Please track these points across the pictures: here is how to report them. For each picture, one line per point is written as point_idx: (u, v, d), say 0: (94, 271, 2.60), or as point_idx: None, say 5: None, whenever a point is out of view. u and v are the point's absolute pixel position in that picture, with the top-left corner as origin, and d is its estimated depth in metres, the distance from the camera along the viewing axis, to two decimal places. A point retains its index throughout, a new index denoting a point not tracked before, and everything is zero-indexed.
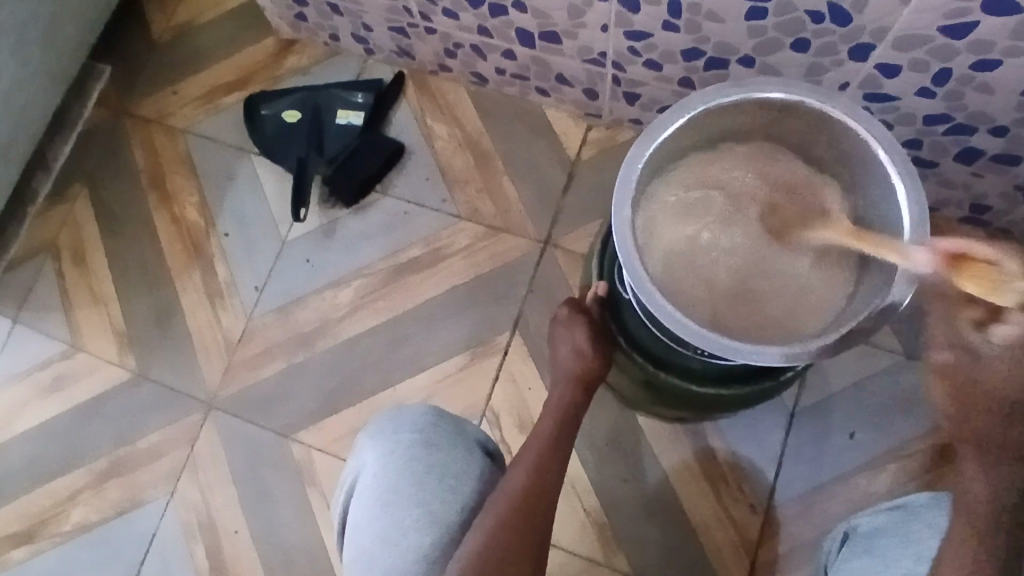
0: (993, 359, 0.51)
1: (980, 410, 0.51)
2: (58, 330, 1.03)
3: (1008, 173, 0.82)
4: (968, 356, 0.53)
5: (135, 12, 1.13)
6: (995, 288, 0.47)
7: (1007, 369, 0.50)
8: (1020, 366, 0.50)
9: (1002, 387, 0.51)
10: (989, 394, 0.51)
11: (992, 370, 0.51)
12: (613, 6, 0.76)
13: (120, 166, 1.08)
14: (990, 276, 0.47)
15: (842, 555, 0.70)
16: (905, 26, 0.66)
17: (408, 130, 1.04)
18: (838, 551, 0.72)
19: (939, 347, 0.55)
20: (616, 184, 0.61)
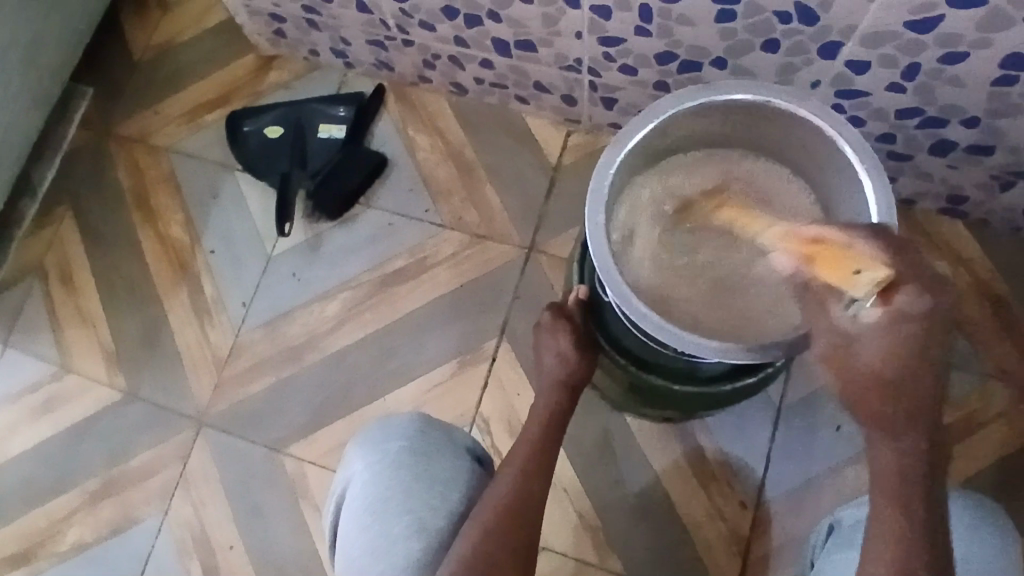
0: (872, 342, 0.54)
1: (863, 392, 0.54)
2: (47, 351, 1.03)
3: (982, 164, 0.84)
4: (847, 345, 0.55)
5: (115, 32, 1.14)
6: (848, 280, 0.52)
7: (883, 350, 0.53)
8: (893, 346, 0.53)
9: (882, 368, 0.53)
10: (865, 376, 0.54)
11: (870, 354, 0.54)
12: (586, 13, 0.77)
13: (105, 187, 1.09)
14: (846, 266, 0.53)
15: (826, 549, 0.70)
16: (871, 24, 0.67)
17: (389, 142, 1.05)
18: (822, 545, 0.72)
19: (819, 332, 0.57)
20: (589, 190, 0.62)
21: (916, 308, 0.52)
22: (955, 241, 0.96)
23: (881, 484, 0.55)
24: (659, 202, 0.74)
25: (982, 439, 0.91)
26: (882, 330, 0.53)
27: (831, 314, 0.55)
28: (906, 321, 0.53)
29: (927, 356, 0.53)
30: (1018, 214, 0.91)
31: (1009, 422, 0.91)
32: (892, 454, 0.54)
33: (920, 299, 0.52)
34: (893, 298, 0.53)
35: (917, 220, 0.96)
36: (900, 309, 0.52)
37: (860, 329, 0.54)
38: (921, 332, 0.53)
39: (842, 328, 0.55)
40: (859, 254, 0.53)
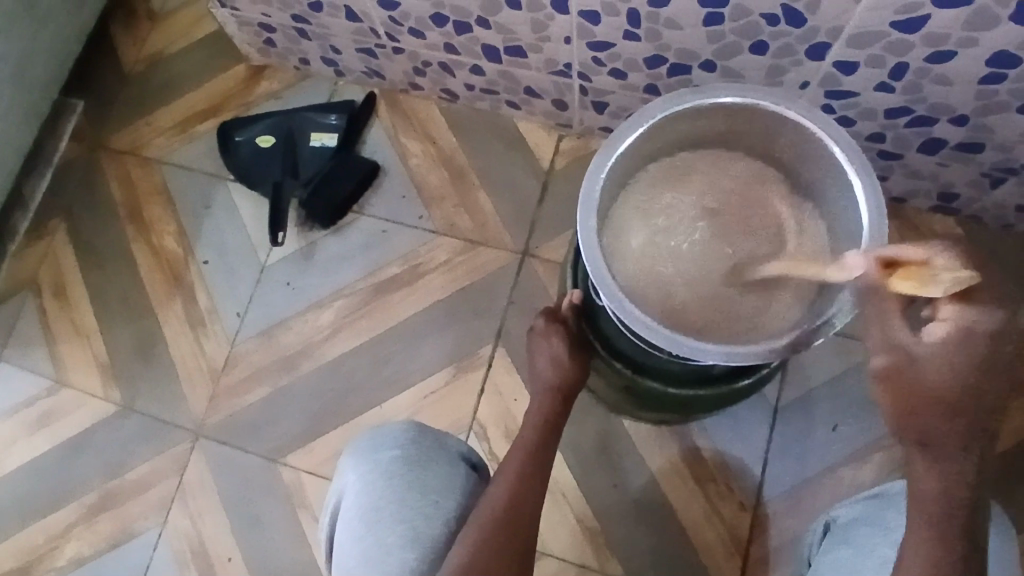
0: (933, 359, 0.50)
1: (923, 411, 0.50)
2: (42, 365, 1.03)
3: (972, 161, 0.84)
4: (910, 362, 0.51)
5: (105, 45, 1.14)
6: (926, 282, 0.48)
7: (945, 368, 0.50)
8: (960, 362, 0.49)
9: (946, 386, 0.50)
10: (927, 396, 0.50)
11: (934, 370, 0.50)
12: (574, 18, 0.77)
13: (97, 200, 1.08)
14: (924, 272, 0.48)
15: (822, 547, 0.70)
16: (857, 24, 0.67)
17: (381, 149, 1.05)
18: (819, 542, 0.72)
19: (877, 348, 0.52)
20: (580, 196, 0.62)
21: (981, 323, 0.49)
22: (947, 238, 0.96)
23: (926, 507, 0.52)
24: (649, 204, 0.74)
25: None
26: (948, 347, 0.50)
27: (895, 330, 0.51)
28: (974, 335, 0.49)
29: (990, 377, 0.50)
30: (1009, 210, 0.91)
31: (1006, 418, 0.91)
32: (938, 477, 0.51)
33: (988, 313, 0.49)
34: (959, 310, 0.49)
35: (908, 219, 0.97)
36: (967, 322, 0.49)
37: (923, 347, 0.50)
38: (988, 348, 0.49)
39: (906, 345, 0.51)
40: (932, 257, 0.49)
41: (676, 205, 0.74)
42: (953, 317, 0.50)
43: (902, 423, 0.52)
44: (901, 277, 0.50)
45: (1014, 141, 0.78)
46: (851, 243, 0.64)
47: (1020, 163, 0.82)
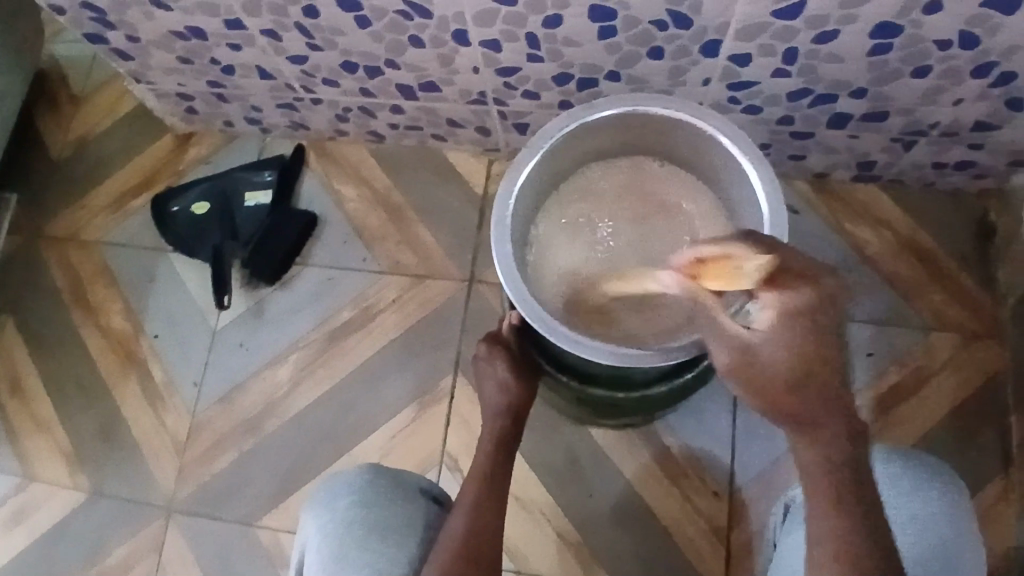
0: (766, 345, 0.49)
1: (773, 395, 0.50)
2: (9, 464, 1.01)
3: (881, 129, 0.87)
4: (746, 354, 0.51)
5: (30, 134, 1.13)
6: (733, 279, 0.50)
7: (780, 351, 0.49)
8: (788, 344, 0.49)
9: (781, 366, 0.49)
10: (773, 379, 0.49)
11: (768, 355, 0.49)
12: (478, 49, 0.79)
13: (41, 289, 1.07)
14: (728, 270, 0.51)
15: (784, 529, 0.71)
16: (742, 18, 0.70)
17: (317, 199, 1.06)
18: (780, 525, 0.73)
19: (720, 346, 0.53)
20: (493, 223, 0.66)
21: (800, 301, 0.49)
22: (873, 204, 0.99)
23: (812, 486, 0.51)
24: (567, 223, 0.80)
25: (934, 390, 0.93)
26: (777, 330, 0.49)
27: (725, 326, 0.52)
28: (799, 313, 0.49)
29: (829, 350, 0.49)
30: (926, 169, 0.94)
31: (956, 368, 0.94)
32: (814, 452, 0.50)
33: (804, 288, 0.49)
34: (775, 294, 0.49)
35: (834, 191, 1.00)
36: (784, 303, 0.49)
37: (751, 334, 0.50)
38: (812, 320, 0.49)
39: (739, 338, 0.51)
40: (735, 252, 0.51)
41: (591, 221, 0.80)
42: (777, 300, 0.49)
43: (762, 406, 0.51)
44: (709, 276, 0.52)
45: (915, 105, 0.81)
46: (754, 229, 0.68)
47: (926, 125, 0.85)
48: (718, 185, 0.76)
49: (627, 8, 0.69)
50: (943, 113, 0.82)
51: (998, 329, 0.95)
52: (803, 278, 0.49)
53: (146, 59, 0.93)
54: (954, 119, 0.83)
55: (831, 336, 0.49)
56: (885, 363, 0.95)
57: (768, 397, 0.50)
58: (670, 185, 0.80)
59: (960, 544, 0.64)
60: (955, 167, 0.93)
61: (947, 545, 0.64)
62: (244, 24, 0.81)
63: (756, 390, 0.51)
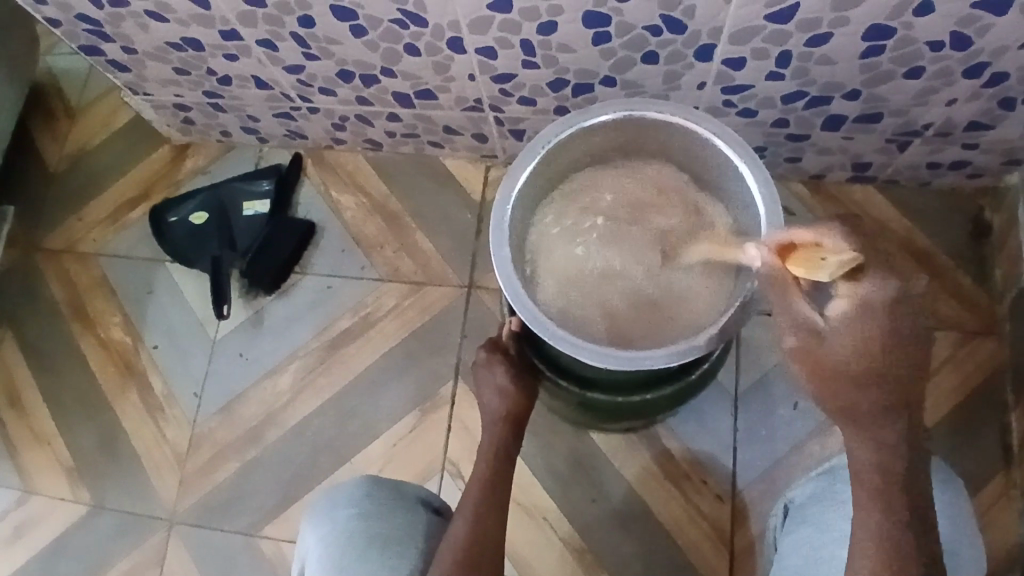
0: (837, 335, 0.53)
1: (838, 386, 0.53)
2: (9, 478, 1.01)
3: (875, 130, 0.88)
4: (814, 339, 0.54)
5: (27, 147, 1.13)
6: (816, 267, 0.52)
7: (851, 342, 0.52)
8: (860, 337, 0.52)
9: (851, 360, 0.52)
10: (840, 370, 0.53)
11: (839, 346, 0.53)
12: (473, 56, 0.79)
13: (39, 302, 1.07)
14: (813, 257, 0.53)
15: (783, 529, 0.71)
16: (735, 22, 0.70)
17: (315, 207, 1.06)
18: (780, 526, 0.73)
19: (787, 323, 0.55)
20: (491, 228, 0.66)
21: (878, 296, 0.52)
22: (869, 205, 1.00)
23: (862, 481, 0.55)
24: (564, 225, 0.80)
25: (933, 389, 0.94)
26: (851, 322, 0.53)
27: (800, 311, 0.54)
28: (875, 307, 0.52)
29: (896, 348, 0.52)
30: (921, 169, 0.95)
31: (956, 367, 0.94)
32: (867, 448, 0.54)
33: (880, 283, 0.52)
34: (859, 285, 0.52)
35: (829, 191, 1.00)
36: (862, 296, 0.52)
37: (827, 322, 0.53)
38: (889, 318, 0.52)
39: (811, 322, 0.54)
40: (825, 242, 0.52)
41: (588, 220, 0.80)
42: (853, 293, 0.52)
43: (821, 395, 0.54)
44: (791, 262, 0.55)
45: (908, 106, 0.82)
46: (751, 230, 0.69)
47: (920, 125, 0.85)
48: (714, 187, 0.77)
49: (621, 13, 0.70)
50: (936, 113, 0.83)
51: (996, 327, 0.95)
52: (886, 272, 0.53)
53: (143, 71, 0.93)
54: (948, 119, 0.84)
55: (901, 336, 0.52)
56: None
57: (832, 386, 0.54)
58: (667, 186, 0.80)
59: (962, 542, 0.64)
60: (949, 166, 0.94)
61: (949, 544, 0.64)
62: (240, 35, 0.81)
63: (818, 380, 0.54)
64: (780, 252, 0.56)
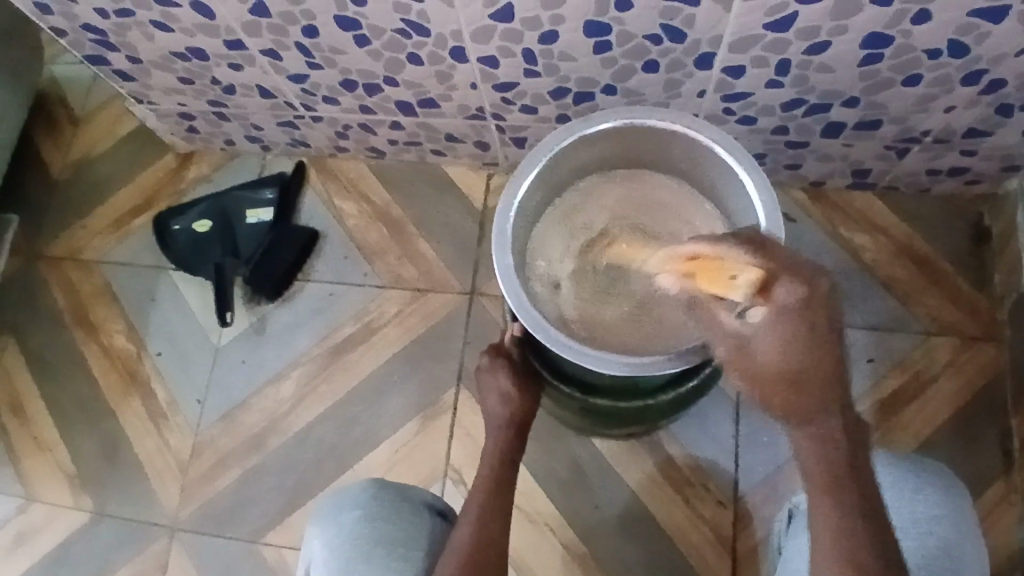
0: (759, 338, 0.52)
1: (774, 392, 0.53)
2: (10, 486, 1.01)
3: (875, 137, 0.88)
4: (742, 347, 0.53)
5: (31, 155, 1.14)
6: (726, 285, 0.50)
7: (773, 346, 0.51)
8: (783, 341, 0.51)
9: (777, 364, 0.52)
10: (769, 373, 0.52)
11: (764, 351, 0.52)
12: (475, 65, 0.80)
13: (42, 310, 1.08)
14: (723, 273, 0.51)
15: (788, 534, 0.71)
16: (735, 31, 0.71)
17: (318, 215, 1.07)
18: (785, 531, 0.74)
19: (716, 337, 0.55)
20: (494, 234, 0.67)
21: (793, 301, 0.50)
22: (869, 211, 1.00)
23: (809, 476, 0.53)
24: (568, 230, 0.81)
25: (934, 394, 0.94)
26: (769, 328, 0.51)
27: (721, 319, 0.54)
28: (793, 312, 0.50)
29: (820, 348, 0.51)
30: (921, 175, 0.95)
31: (957, 371, 0.94)
32: (809, 444, 0.53)
33: (797, 288, 0.50)
34: (771, 295, 0.50)
35: (830, 198, 1.01)
36: (778, 305, 0.50)
37: (748, 329, 0.52)
38: (807, 319, 0.51)
39: (735, 333, 0.53)
40: (730, 257, 0.51)
41: (590, 227, 0.81)
42: (769, 301, 0.51)
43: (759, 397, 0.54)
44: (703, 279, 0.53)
45: (907, 112, 0.83)
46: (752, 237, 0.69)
47: (919, 131, 0.86)
48: (715, 195, 0.77)
49: (622, 22, 0.70)
50: (935, 120, 0.83)
51: (997, 331, 0.95)
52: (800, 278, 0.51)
53: (147, 80, 0.94)
54: (946, 126, 0.84)
55: (822, 336, 0.51)
56: (886, 368, 0.95)
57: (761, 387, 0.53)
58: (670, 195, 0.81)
59: (963, 545, 0.64)
60: (949, 173, 0.94)
61: (950, 546, 0.64)
62: (244, 44, 0.82)
63: (750, 382, 0.54)
64: (692, 271, 0.54)
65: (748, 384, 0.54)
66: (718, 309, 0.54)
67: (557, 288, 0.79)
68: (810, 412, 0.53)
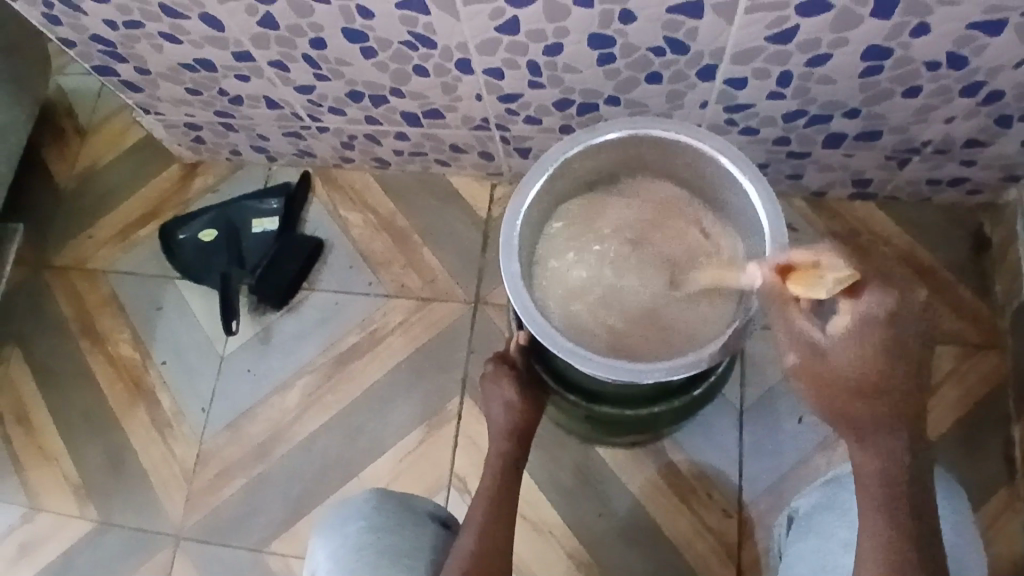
0: (835, 349, 0.55)
1: (843, 399, 0.56)
2: (14, 495, 1.01)
3: (876, 147, 0.89)
4: (816, 354, 0.55)
5: (38, 166, 1.15)
6: (812, 284, 0.55)
7: (849, 357, 0.54)
8: (860, 351, 0.54)
9: (852, 373, 0.54)
10: (841, 384, 0.55)
11: (840, 361, 0.55)
12: (480, 77, 0.81)
13: (47, 320, 1.08)
14: (811, 276, 0.56)
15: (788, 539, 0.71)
16: (737, 43, 0.72)
17: (323, 225, 1.07)
18: (786, 535, 0.74)
19: (788, 341, 0.57)
20: (500, 244, 0.67)
21: (874, 311, 0.54)
22: (870, 220, 1.01)
23: (865, 484, 0.57)
24: (571, 240, 0.81)
25: (937, 403, 0.94)
26: (848, 337, 0.54)
27: (802, 326, 0.56)
28: (874, 321, 0.54)
29: (893, 359, 0.54)
30: (921, 185, 0.96)
31: (960, 380, 0.95)
32: (871, 455, 0.57)
33: (879, 298, 0.54)
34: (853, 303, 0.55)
35: (831, 208, 1.02)
36: (862, 313, 0.54)
37: (827, 337, 0.55)
38: (890, 329, 0.54)
39: (812, 339, 0.56)
40: (822, 262, 0.56)
41: (591, 237, 0.81)
42: (853, 308, 0.55)
43: (826, 406, 0.57)
44: (794, 280, 0.57)
45: (907, 123, 0.83)
46: (756, 245, 0.70)
47: (919, 142, 0.87)
48: (718, 204, 0.78)
49: (625, 35, 0.72)
50: (935, 131, 0.84)
51: (998, 340, 0.96)
52: (881, 289, 0.55)
53: (155, 91, 0.95)
54: (947, 136, 0.85)
55: (899, 347, 0.55)
56: None
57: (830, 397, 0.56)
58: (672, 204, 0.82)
59: (966, 551, 0.64)
60: (949, 183, 0.95)
61: (953, 553, 0.64)
62: (252, 56, 0.83)
63: (822, 393, 0.56)
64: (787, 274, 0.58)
65: (817, 392, 0.56)
66: (799, 311, 0.57)
67: (562, 297, 0.79)
68: (873, 429, 0.56)
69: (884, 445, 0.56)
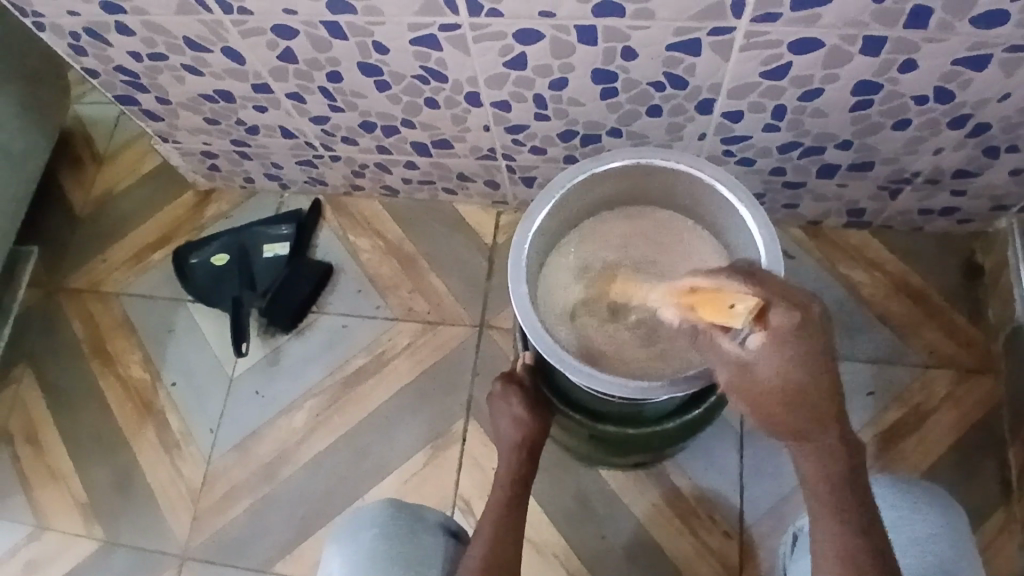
0: (763, 365, 0.53)
1: (769, 409, 0.54)
2: (21, 514, 1.02)
3: (868, 177, 0.92)
4: (744, 371, 0.54)
5: (55, 191, 1.19)
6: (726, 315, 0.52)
7: (775, 370, 0.52)
8: (782, 364, 0.52)
9: (775, 387, 0.53)
10: (768, 397, 0.53)
11: (765, 374, 0.53)
12: (488, 109, 0.85)
13: (60, 340, 1.11)
14: (722, 304, 0.53)
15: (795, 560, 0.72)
16: (733, 79, 0.75)
17: (333, 250, 1.10)
18: (789, 553, 0.75)
19: (718, 363, 0.56)
20: (509, 266, 0.70)
21: (789, 325, 0.51)
22: (865, 248, 1.04)
23: (811, 483, 0.57)
24: (575, 269, 0.84)
25: (933, 426, 0.96)
26: (770, 351, 0.52)
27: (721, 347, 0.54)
28: (790, 334, 0.51)
29: (818, 369, 0.52)
30: (914, 214, 1.00)
31: (956, 404, 0.96)
32: (813, 456, 0.56)
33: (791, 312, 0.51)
34: (768, 320, 0.52)
35: (827, 236, 1.05)
36: (778, 329, 0.51)
37: (749, 354, 0.53)
38: (802, 341, 0.52)
39: (736, 359, 0.54)
40: (729, 288, 0.53)
41: (593, 266, 0.84)
42: (767, 326, 0.52)
43: (759, 418, 0.55)
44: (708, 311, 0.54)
45: (897, 154, 0.87)
46: None
47: (910, 172, 0.90)
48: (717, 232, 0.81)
49: (627, 70, 0.75)
50: (925, 162, 0.88)
51: (992, 363, 0.98)
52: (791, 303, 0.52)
53: (175, 120, 0.99)
54: (936, 167, 0.89)
55: (821, 357, 0.52)
56: (886, 400, 0.97)
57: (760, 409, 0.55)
58: (672, 229, 0.85)
59: (961, 564, 0.66)
60: (940, 212, 0.98)
61: (948, 565, 0.65)
62: (271, 88, 0.87)
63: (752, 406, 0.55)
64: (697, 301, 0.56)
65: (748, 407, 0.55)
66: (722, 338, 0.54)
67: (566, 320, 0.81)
68: (809, 434, 0.55)
69: (826, 446, 0.56)
